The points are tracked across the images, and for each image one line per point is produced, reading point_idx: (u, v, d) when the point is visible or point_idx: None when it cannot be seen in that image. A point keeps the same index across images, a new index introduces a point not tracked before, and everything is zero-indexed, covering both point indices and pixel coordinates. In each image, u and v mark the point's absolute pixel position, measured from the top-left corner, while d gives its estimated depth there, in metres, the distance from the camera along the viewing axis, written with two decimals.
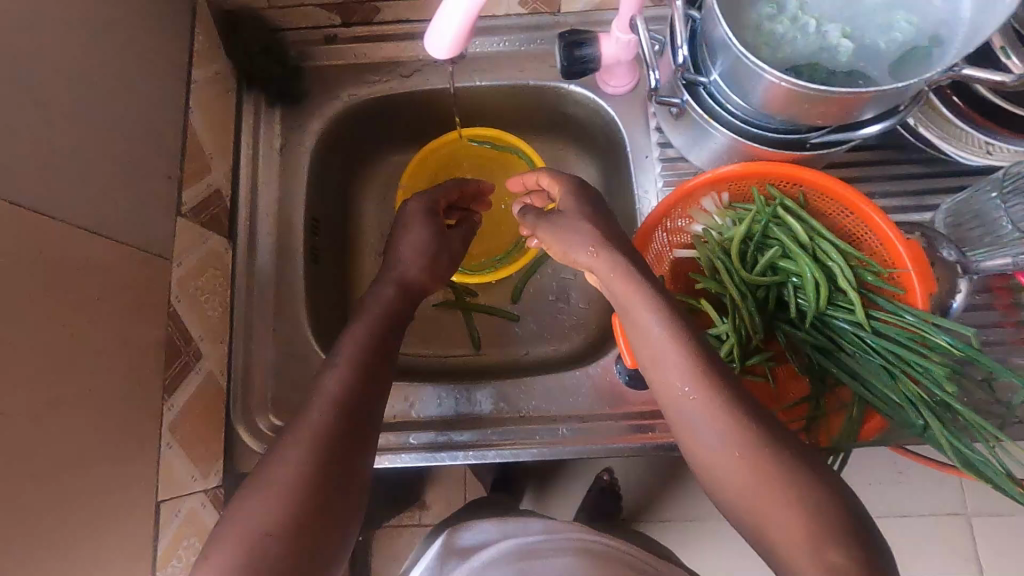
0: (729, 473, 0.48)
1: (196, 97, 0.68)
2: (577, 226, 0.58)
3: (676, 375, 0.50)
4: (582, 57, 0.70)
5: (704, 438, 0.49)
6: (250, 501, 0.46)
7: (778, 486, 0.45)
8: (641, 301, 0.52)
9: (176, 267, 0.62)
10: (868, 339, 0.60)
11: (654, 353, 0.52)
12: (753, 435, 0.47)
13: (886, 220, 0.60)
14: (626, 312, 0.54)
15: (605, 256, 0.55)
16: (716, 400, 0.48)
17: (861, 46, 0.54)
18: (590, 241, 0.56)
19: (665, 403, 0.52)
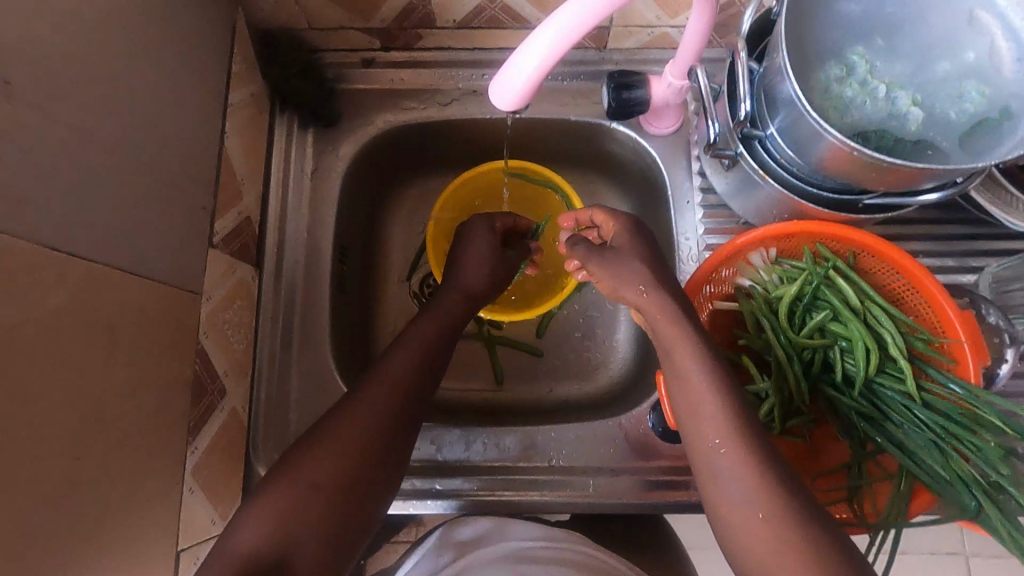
0: (746, 533, 0.45)
1: (234, 122, 0.65)
2: (626, 262, 0.56)
3: (711, 427, 0.48)
4: (631, 100, 0.68)
5: (733, 495, 0.46)
6: (262, 518, 0.47)
7: (801, 551, 0.42)
8: (688, 345, 0.51)
9: (207, 301, 0.59)
10: (918, 411, 0.59)
11: (694, 399, 0.50)
12: (782, 499, 0.44)
13: (942, 289, 0.58)
14: (671, 355, 0.52)
15: (655, 296, 0.53)
16: (748, 455, 0.46)
17: (930, 115, 0.53)
18: (641, 279, 0.54)
19: (695, 452, 0.50)
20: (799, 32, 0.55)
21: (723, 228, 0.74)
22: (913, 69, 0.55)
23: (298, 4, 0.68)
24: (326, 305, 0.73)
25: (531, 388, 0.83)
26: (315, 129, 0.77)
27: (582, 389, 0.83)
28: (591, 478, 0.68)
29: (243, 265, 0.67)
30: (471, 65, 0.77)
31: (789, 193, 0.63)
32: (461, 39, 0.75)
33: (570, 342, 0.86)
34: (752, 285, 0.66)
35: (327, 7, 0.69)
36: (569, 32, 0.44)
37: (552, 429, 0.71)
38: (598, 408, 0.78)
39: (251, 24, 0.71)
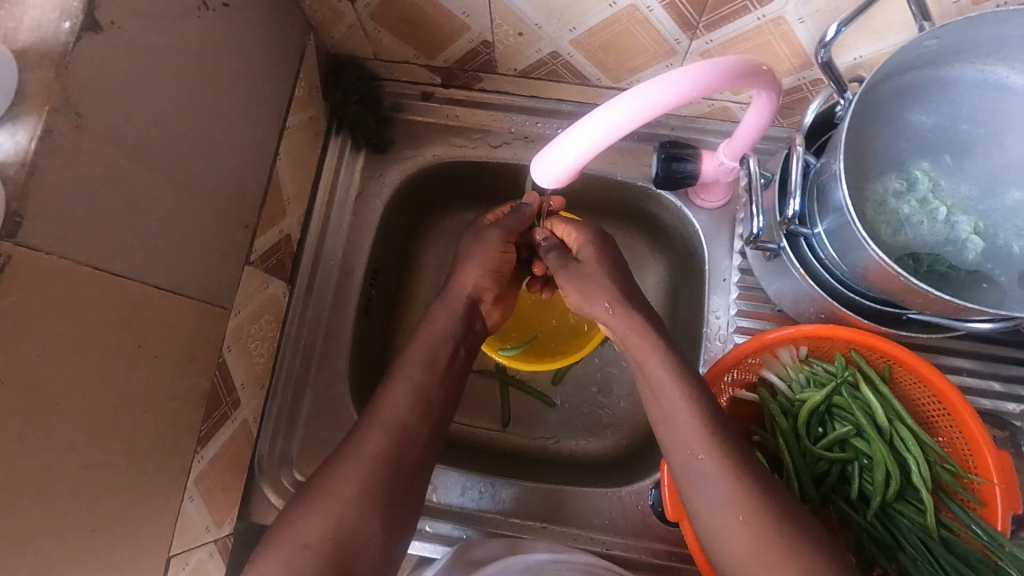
0: (730, 536, 0.50)
1: (287, 144, 0.68)
2: (593, 278, 0.63)
3: (687, 437, 0.54)
4: (680, 172, 0.67)
5: (713, 499, 0.51)
6: (305, 522, 0.52)
7: (782, 548, 0.47)
8: (655, 356, 0.57)
9: (235, 316, 0.61)
10: (933, 548, 0.55)
11: (666, 408, 0.56)
12: (752, 498, 0.50)
13: (980, 425, 0.55)
14: (643, 368, 0.58)
15: (620, 314, 0.60)
16: (723, 462, 0.52)
17: (992, 247, 0.51)
18: (606, 296, 0.61)
19: (676, 463, 0.55)
20: (862, 138, 0.53)
21: (758, 312, 0.72)
22: (979, 193, 0.52)
23: (366, 37, 0.70)
24: (348, 327, 0.75)
25: (540, 436, 0.82)
26: (366, 154, 0.79)
27: (593, 445, 0.81)
28: (580, 543, 0.69)
29: (275, 281, 0.69)
30: (526, 111, 0.78)
31: (829, 297, 0.61)
32: (520, 86, 0.75)
33: (585, 397, 0.84)
34: (776, 379, 0.64)
35: (395, 43, 0.70)
36: (617, 126, 0.46)
37: (549, 488, 0.72)
38: (605, 473, 0.76)
39: (321, 48, 0.73)
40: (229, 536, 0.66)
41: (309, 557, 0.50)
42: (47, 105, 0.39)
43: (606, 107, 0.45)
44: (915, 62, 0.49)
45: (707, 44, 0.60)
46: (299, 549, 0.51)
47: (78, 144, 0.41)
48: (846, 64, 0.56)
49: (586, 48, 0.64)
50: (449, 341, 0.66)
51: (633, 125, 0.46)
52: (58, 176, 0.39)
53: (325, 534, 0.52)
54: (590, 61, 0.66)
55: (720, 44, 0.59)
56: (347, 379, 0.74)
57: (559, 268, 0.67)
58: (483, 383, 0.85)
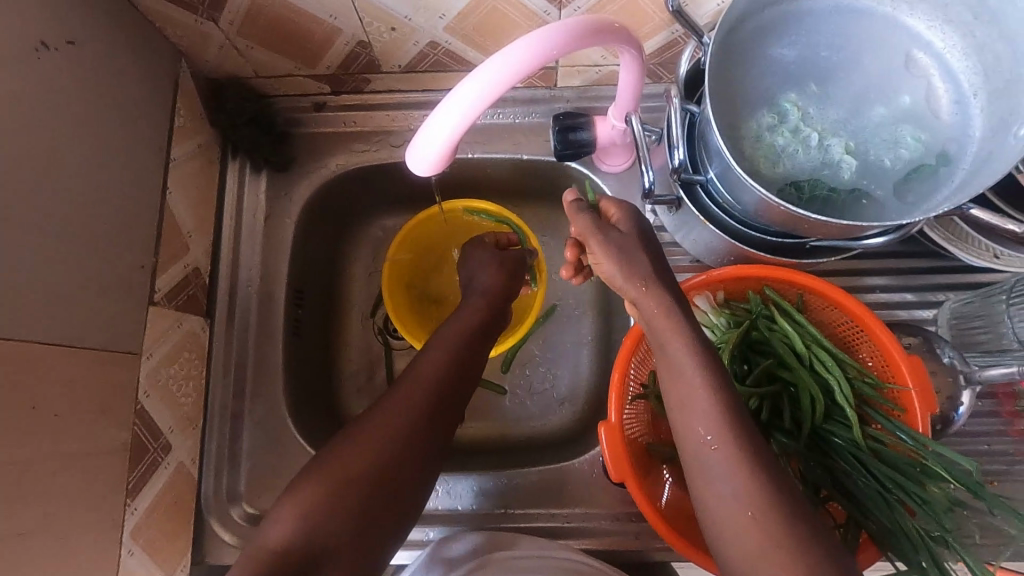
0: (738, 533, 0.45)
1: (176, 176, 0.66)
2: (629, 255, 0.51)
3: (702, 424, 0.48)
4: (577, 141, 0.68)
5: (721, 491, 0.47)
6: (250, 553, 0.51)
7: (780, 543, 0.43)
8: (679, 340, 0.49)
9: (147, 359, 0.60)
10: (865, 461, 0.57)
11: (683, 393, 0.50)
12: (762, 489, 0.45)
13: (888, 333, 0.57)
14: (665, 351, 0.51)
15: (653, 293, 0.50)
16: (735, 451, 0.47)
17: (865, 163, 0.53)
18: (643, 278, 0.50)
19: (687, 452, 0.50)
20: (731, 79, 0.54)
21: (678, 266, 0.73)
22: (847, 114, 0.54)
23: (241, 55, 0.68)
24: (278, 352, 0.73)
25: (492, 424, 0.83)
26: (268, 174, 0.77)
27: (544, 423, 0.82)
28: (540, 522, 0.70)
29: (189, 317, 0.67)
30: (423, 106, 0.77)
31: (734, 239, 0.62)
32: (410, 82, 0.74)
33: (532, 378, 0.84)
34: (700, 327, 0.66)
35: (270, 57, 0.68)
36: (471, 109, 0.46)
37: (507, 474, 0.72)
38: (559, 448, 0.77)
39: (197, 74, 0.71)
40: None
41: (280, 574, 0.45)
42: None
43: (466, 81, 0.46)
44: None
45: (576, 11, 0.60)
46: None
47: None
48: (711, 11, 0.56)
49: (461, 33, 0.64)
50: (447, 377, 0.62)
51: (490, 100, 0.46)
52: None
53: None
54: (469, 45, 0.66)
55: (587, 9, 0.60)
56: (285, 403, 0.72)
57: (590, 233, 0.53)
58: None
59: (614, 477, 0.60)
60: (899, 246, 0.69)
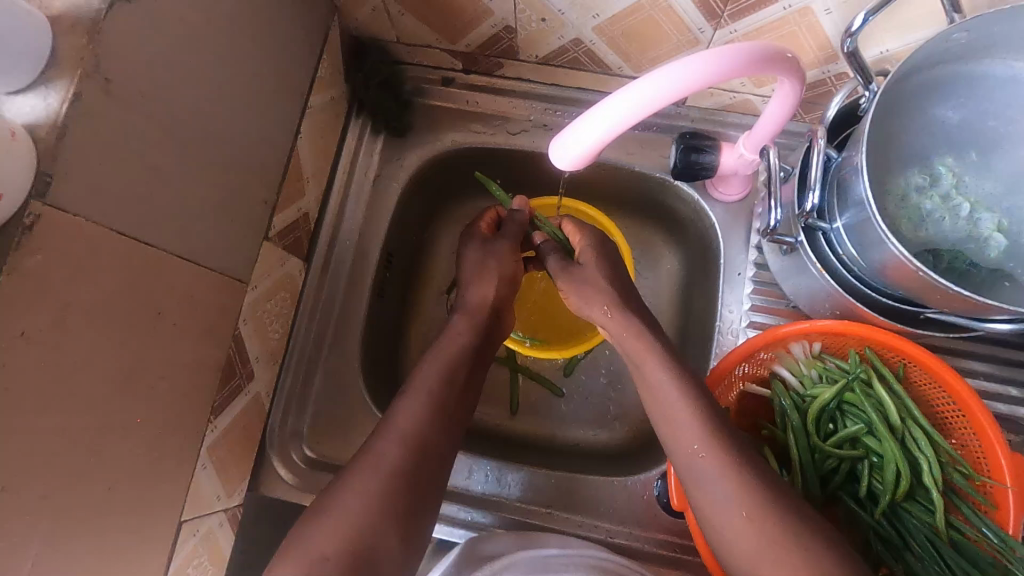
0: (735, 535, 0.49)
1: (308, 123, 0.68)
2: (593, 283, 0.66)
3: (688, 435, 0.54)
4: (698, 163, 0.67)
5: (716, 498, 0.50)
6: (334, 504, 0.52)
7: (784, 545, 0.46)
8: (653, 361, 0.58)
9: (252, 290, 0.62)
10: (942, 550, 0.55)
11: (667, 410, 0.56)
12: (754, 493, 0.49)
13: (995, 425, 0.54)
14: (642, 369, 0.59)
15: (618, 316, 0.63)
16: (722, 457, 0.52)
17: (1015, 245, 0.50)
18: (604, 301, 0.64)
19: (681, 465, 0.54)
20: (887, 132, 0.52)
21: (772, 308, 0.71)
22: (1006, 191, 0.51)
23: (390, 20, 0.70)
24: (362, 308, 0.76)
25: (546, 423, 0.83)
26: (386, 137, 0.79)
27: (598, 434, 0.81)
28: (582, 530, 0.69)
29: (292, 258, 0.70)
30: (547, 99, 0.78)
31: (846, 293, 0.60)
32: (541, 74, 0.75)
33: (594, 387, 0.84)
34: (788, 374, 0.64)
35: (417, 26, 0.70)
36: (624, 121, 0.47)
37: (557, 474, 0.72)
38: (611, 462, 0.77)
39: (344, 29, 0.73)
40: (239, 507, 0.66)
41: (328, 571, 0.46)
42: (80, 70, 0.40)
43: (625, 88, 0.46)
44: (945, 54, 0.48)
45: (732, 34, 0.59)
46: (335, 535, 0.49)
47: (106, 110, 0.42)
48: (873, 58, 0.56)
49: (609, 36, 0.64)
50: (468, 345, 0.66)
51: (643, 115, 0.46)
52: (87, 140, 0.41)
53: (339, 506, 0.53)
54: (612, 49, 0.66)
55: (744, 34, 0.59)
56: (359, 359, 0.75)
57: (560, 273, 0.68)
58: (493, 371, 0.85)
59: (675, 504, 0.59)
60: (1014, 336, 0.65)
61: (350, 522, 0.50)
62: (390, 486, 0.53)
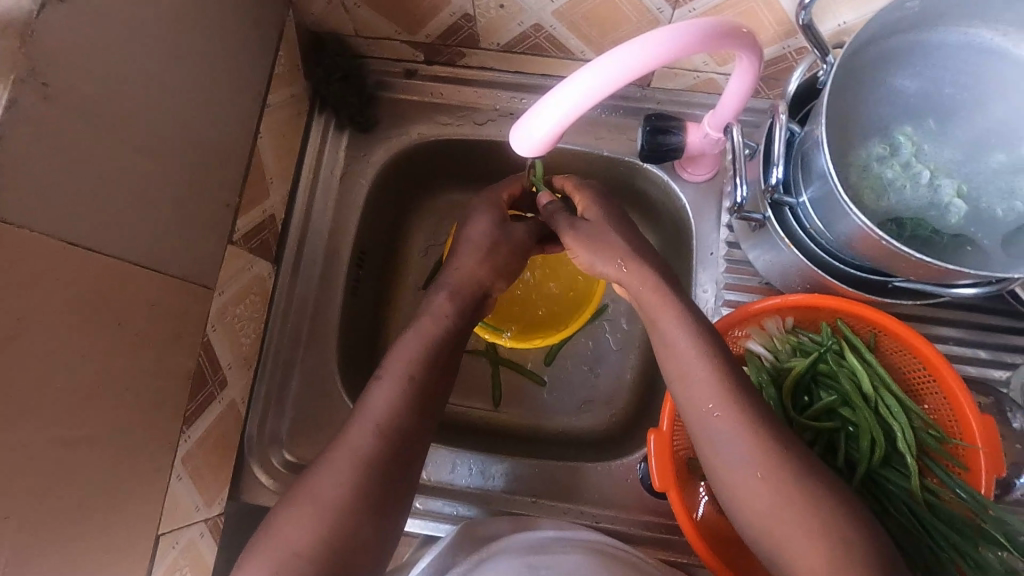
0: (746, 493, 0.50)
1: (267, 122, 0.67)
2: (607, 234, 0.61)
3: (702, 394, 0.53)
4: (666, 145, 0.67)
5: (728, 456, 0.51)
6: (288, 522, 0.50)
7: (794, 501, 0.48)
8: (670, 318, 0.56)
9: (218, 295, 0.61)
10: (919, 513, 0.55)
11: (681, 365, 0.54)
12: (770, 454, 0.50)
13: (963, 388, 0.55)
14: (658, 327, 0.57)
15: (632, 269, 0.58)
16: (739, 420, 0.51)
17: (975, 210, 0.51)
18: (618, 255, 0.59)
19: (691, 420, 0.54)
20: (846, 104, 0.52)
21: (745, 286, 0.72)
22: (963, 156, 0.52)
23: (346, 13, 0.69)
24: (335, 309, 0.75)
25: (529, 414, 0.82)
26: (350, 134, 0.78)
27: (583, 422, 0.81)
28: (569, 517, 0.69)
29: (260, 261, 0.68)
30: (511, 87, 0.77)
31: (816, 266, 0.60)
32: (504, 61, 0.74)
33: (575, 375, 0.84)
34: (762, 350, 0.63)
35: (374, 18, 0.69)
36: (581, 102, 0.46)
37: (542, 464, 0.72)
38: (594, 449, 0.77)
39: (302, 24, 0.72)
40: (220, 516, 0.65)
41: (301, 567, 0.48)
42: (14, 76, 0.38)
43: (570, 81, 0.45)
44: (898, 24, 0.48)
45: (691, 13, 0.59)
46: (288, 556, 0.48)
47: (47, 115, 0.40)
48: (830, 31, 0.56)
49: (569, 20, 0.64)
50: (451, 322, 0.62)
51: (596, 99, 0.46)
52: (29, 149, 0.39)
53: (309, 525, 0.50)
54: (573, 33, 0.66)
55: (703, 12, 0.58)
56: (336, 359, 0.74)
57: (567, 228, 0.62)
58: (473, 365, 0.84)
59: (657, 487, 0.59)
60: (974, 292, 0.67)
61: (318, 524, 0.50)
62: (352, 517, 0.51)
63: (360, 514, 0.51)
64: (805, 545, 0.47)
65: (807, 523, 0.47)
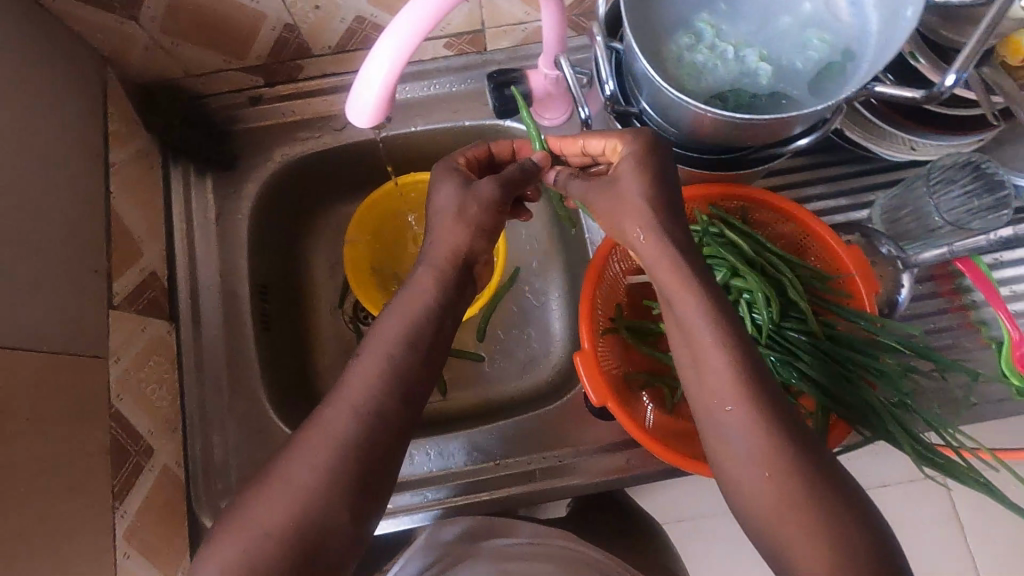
0: (755, 492, 0.43)
1: (117, 182, 0.65)
2: (625, 200, 0.50)
3: (716, 385, 0.45)
4: (514, 96, 0.70)
5: (738, 452, 0.44)
6: (263, 501, 0.44)
7: (809, 507, 0.41)
8: (689, 299, 0.46)
9: (114, 363, 0.59)
10: (823, 347, 0.61)
11: (694, 350, 0.46)
12: (793, 454, 0.42)
13: (827, 228, 0.61)
14: (672, 308, 0.48)
15: (651, 239, 0.48)
16: (761, 420, 0.43)
17: (780, 68, 0.56)
18: (640, 223, 0.49)
19: (697, 409, 0.47)
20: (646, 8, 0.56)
21: None
22: (757, 26, 0.57)
23: (167, 54, 0.68)
24: (250, 348, 0.73)
25: (476, 389, 0.84)
26: (213, 175, 0.77)
27: (528, 381, 0.83)
28: (533, 465, 0.72)
29: (154, 320, 0.66)
30: None
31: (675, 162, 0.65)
32: (342, 63, 0.75)
33: (508, 341, 0.86)
34: None
35: (197, 52, 0.68)
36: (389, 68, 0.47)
37: (496, 427, 0.74)
38: (544, 398, 0.80)
39: (125, 81, 0.70)
40: None
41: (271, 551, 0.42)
42: None
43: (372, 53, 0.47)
44: None
45: None
46: (260, 535, 0.42)
47: None
48: None
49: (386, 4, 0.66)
50: (426, 332, 0.51)
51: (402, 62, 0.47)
52: None
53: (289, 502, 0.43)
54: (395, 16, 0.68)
55: None
56: (265, 396, 0.72)
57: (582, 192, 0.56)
58: None
59: (595, 402, 0.63)
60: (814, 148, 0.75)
61: (293, 504, 0.43)
62: (327, 504, 0.44)
63: (340, 501, 0.44)
64: (804, 547, 0.41)
65: (815, 527, 0.41)
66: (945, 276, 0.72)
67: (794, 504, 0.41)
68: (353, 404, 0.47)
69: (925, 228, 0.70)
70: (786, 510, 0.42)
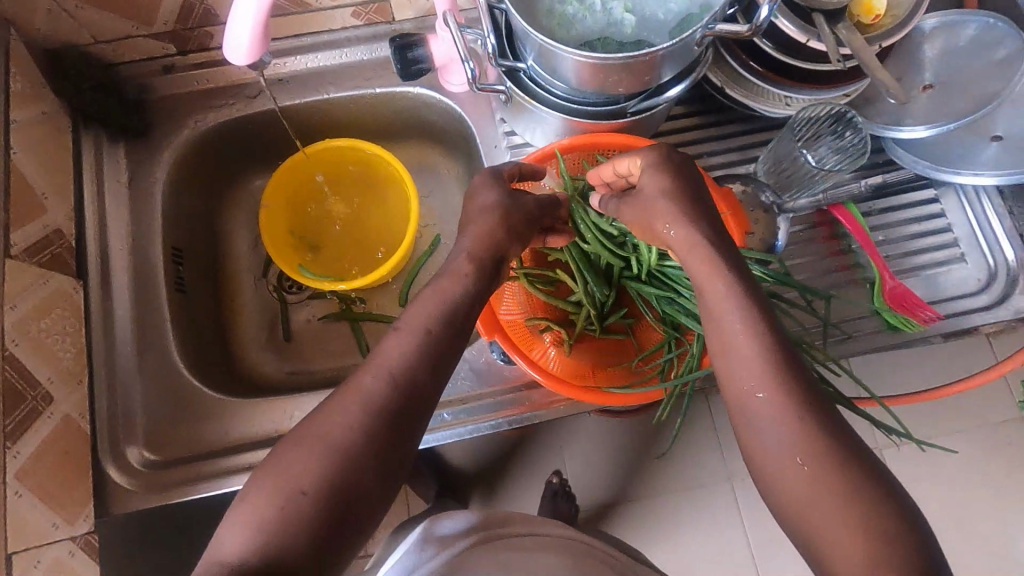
0: (784, 476, 0.44)
1: (18, 139, 0.66)
2: (655, 201, 0.55)
3: (749, 373, 0.47)
4: (414, 58, 0.74)
5: (769, 443, 0.45)
6: (284, 466, 0.43)
7: (838, 491, 0.42)
8: (721, 287, 0.49)
9: (9, 311, 0.60)
10: None
11: (725, 340, 0.48)
12: (829, 441, 0.43)
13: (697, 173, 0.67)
14: (705, 298, 0.50)
15: (685, 235, 0.52)
16: (792, 405, 0.45)
17: (643, 19, 0.61)
18: (671, 221, 0.53)
19: (728, 396, 0.48)
20: None
21: None
22: None
23: None
24: (163, 308, 0.74)
25: None
26: (127, 142, 0.78)
27: None
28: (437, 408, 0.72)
29: (57, 275, 0.67)
30: None
31: (561, 112, 0.69)
32: None
33: None
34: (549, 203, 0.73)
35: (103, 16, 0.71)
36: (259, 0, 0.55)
37: None
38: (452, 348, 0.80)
39: None
40: (91, 533, 0.63)
41: (299, 517, 0.41)
42: None
43: None
44: None
45: None
46: (291, 497, 0.42)
47: None
48: None
49: None
50: (446, 334, 0.51)
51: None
52: None
53: (309, 466, 0.43)
54: None
55: None
56: (177, 353, 0.73)
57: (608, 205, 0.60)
58: (333, 327, 0.86)
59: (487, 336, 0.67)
60: (701, 107, 0.80)
61: (320, 474, 0.43)
62: (350, 486, 0.43)
63: (357, 490, 0.44)
64: (839, 534, 0.40)
65: (846, 510, 0.41)
66: (826, 224, 0.77)
67: (822, 478, 0.42)
68: (376, 393, 0.46)
69: (801, 176, 0.75)
70: (820, 489, 0.42)
